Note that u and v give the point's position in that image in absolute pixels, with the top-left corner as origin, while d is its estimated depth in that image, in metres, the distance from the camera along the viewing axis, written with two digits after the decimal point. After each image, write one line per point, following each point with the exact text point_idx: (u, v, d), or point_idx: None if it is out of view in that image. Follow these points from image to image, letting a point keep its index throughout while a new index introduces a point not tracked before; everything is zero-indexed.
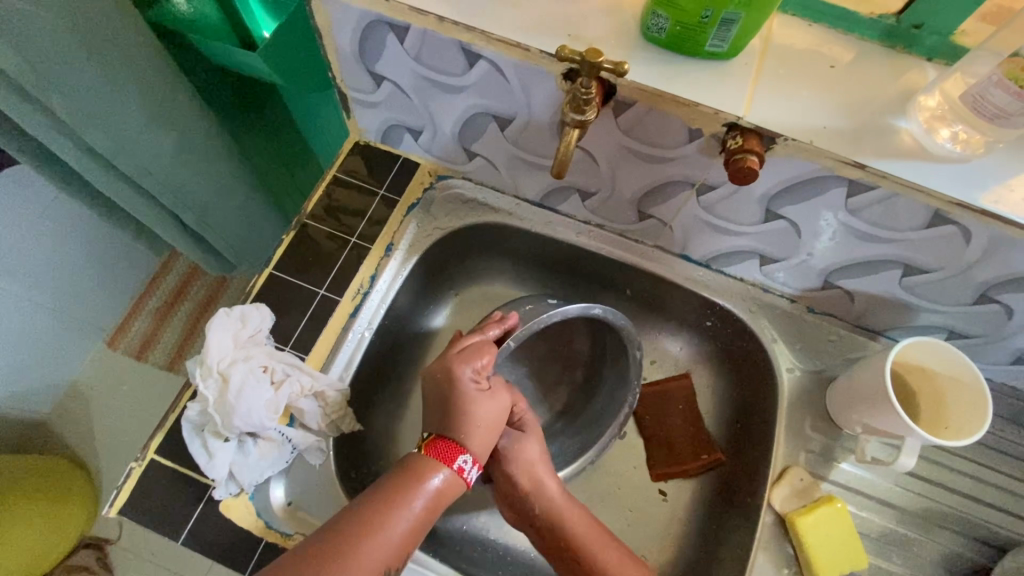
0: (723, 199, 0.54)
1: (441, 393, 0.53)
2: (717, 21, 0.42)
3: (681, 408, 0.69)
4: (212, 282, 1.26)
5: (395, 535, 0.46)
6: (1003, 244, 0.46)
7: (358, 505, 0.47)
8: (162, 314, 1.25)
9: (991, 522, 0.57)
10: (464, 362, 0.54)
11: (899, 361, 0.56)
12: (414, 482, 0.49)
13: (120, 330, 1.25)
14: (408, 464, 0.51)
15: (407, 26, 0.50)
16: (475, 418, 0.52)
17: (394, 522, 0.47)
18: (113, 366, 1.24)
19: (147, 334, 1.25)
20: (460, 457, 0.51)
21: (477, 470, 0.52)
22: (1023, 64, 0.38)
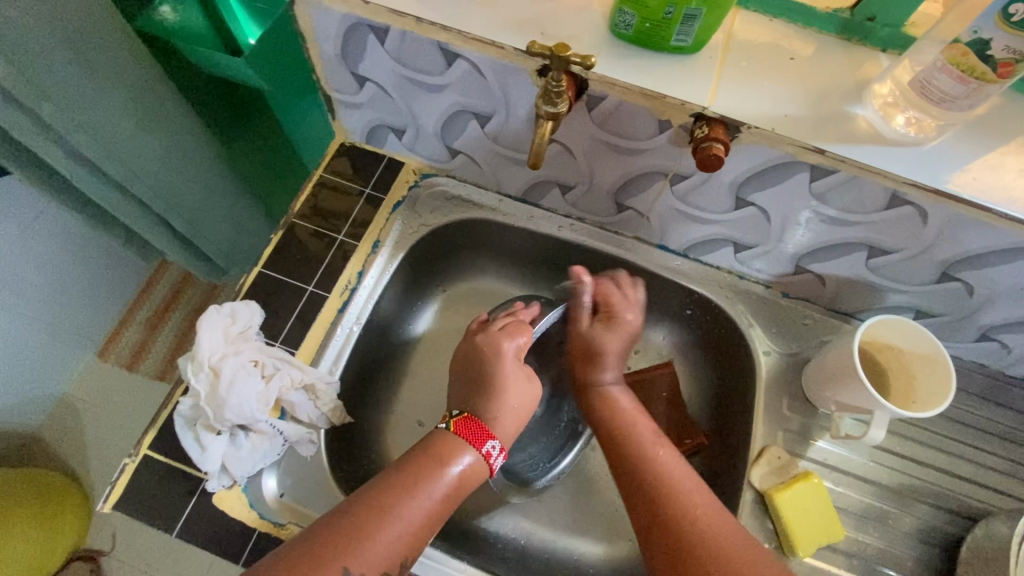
0: (695, 188, 0.57)
1: (484, 366, 0.60)
2: (681, 16, 0.44)
3: (665, 395, 0.70)
4: (203, 290, 1.28)
5: (415, 519, 0.48)
6: (960, 222, 0.48)
7: (382, 487, 0.49)
8: (153, 324, 1.26)
9: (961, 493, 0.60)
10: (507, 338, 0.61)
11: (869, 340, 0.58)
12: (439, 465, 0.51)
13: (111, 341, 1.26)
14: (432, 450, 0.53)
15: (387, 28, 0.52)
16: (504, 405, 0.57)
17: (413, 507, 0.48)
18: (104, 374, 1.25)
19: (139, 343, 1.26)
20: (488, 442, 0.55)
21: (500, 458, 0.55)
22: (963, 50, 0.41)
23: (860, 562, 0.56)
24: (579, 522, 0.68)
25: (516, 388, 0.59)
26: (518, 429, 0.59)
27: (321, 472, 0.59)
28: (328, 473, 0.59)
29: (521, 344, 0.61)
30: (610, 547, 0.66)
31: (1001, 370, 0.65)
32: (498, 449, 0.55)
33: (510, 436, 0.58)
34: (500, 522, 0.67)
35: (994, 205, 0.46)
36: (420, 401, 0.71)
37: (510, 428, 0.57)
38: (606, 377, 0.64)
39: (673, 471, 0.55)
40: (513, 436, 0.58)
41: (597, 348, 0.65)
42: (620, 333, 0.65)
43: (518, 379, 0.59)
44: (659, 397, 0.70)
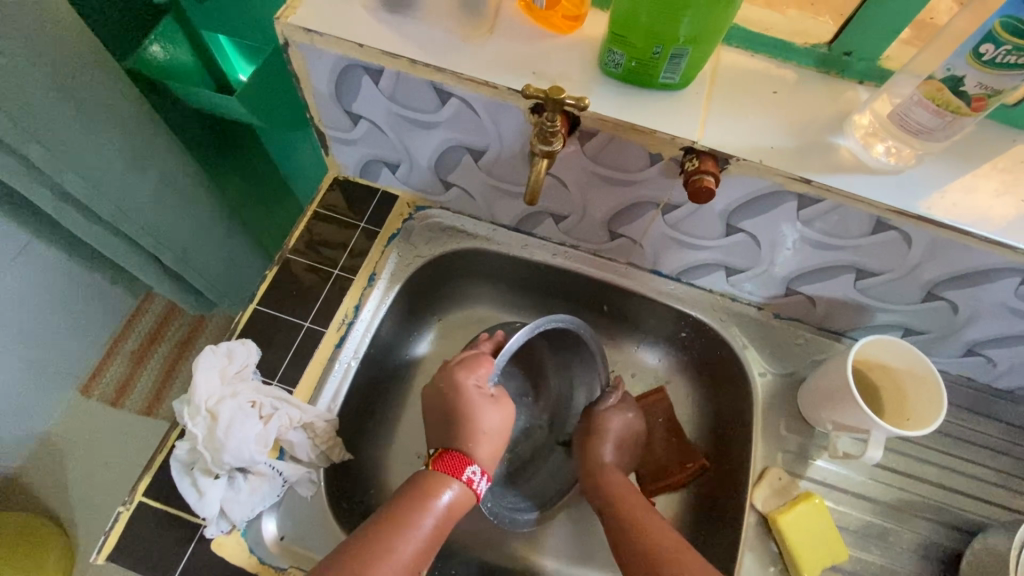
0: (686, 217, 0.58)
1: (445, 401, 0.60)
2: (668, 56, 0.47)
3: (660, 432, 0.71)
4: (189, 322, 1.27)
5: (404, 557, 0.49)
6: (941, 245, 0.50)
7: (371, 529, 0.50)
8: (138, 358, 1.24)
9: (956, 507, 0.61)
10: (467, 371, 0.61)
11: (861, 359, 0.59)
12: (423, 501, 0.52)
13: (93, 376, 1.23)
14: (417, 484, 0.54)
15: (380, 69, 0.53)
16: (479, 430, 0.58)
17: (401, 543, 0.50)
18: (87, 413, 1.22)
19: (123, 379, 1.24)
20: (468, 468, 0.56)
21: (484, 481, 0.57)
22: (938, 87, 0.42)
23: None
24: (583, 551, 0.67)
25: (489, 415, 0.59)
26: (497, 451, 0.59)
27: (321, 512, 0.57)
28: (329, 513, 0.57)
29: (482, 376, 0.61)
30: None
31: (988, 383, 0.66)
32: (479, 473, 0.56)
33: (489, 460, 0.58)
34: (504, 555, 0.66)
35: (972, 228, 0.47)
36: (419, 433, 0.70)
37: (489, 453, 0.58)
38: (604, 456, 0.65)
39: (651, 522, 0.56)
40: (495, 460, 0.59)
41: (602, 427, 0.67)
42: (626, 422, 0.68)
43: (491, 407, 0.60)
44: (654, 436, 0.71)
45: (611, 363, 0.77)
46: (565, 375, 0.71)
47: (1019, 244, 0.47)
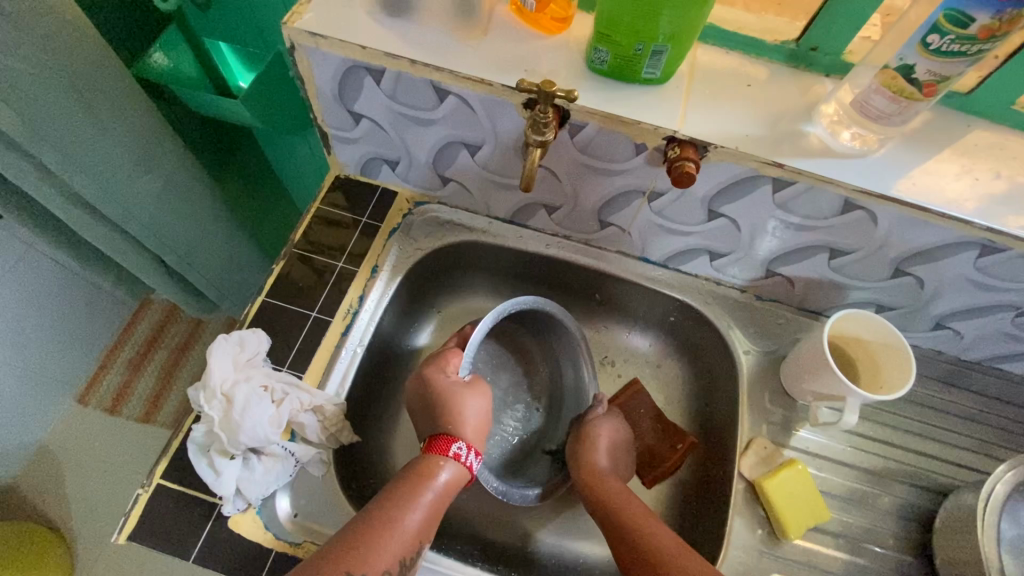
0: (671, 204, 0.62)
1: (420, 394, 0.64)
2: (649, 52, 0.51)
3: (648, 426, 0.73)
4: (185, 327, 1.29)
5: (407, 529, 0.52)
6: (904, 223, 0.54)
7: (377, 505, 0.53)
8: (135, 365, 1.26)
9: (930, 470, 0.65)
10: (434, 367, 0.64)
11: (838, 333, 0.63)
12: (424, 479, 0.56)
13: (90, 385, 1.24)
14: (416, 466, 0.58)
15: (382, 70, 0.56)
16: (462, 414, 0.61)
17: (405, 515, 0.53)
18: (85, 421, 1.23)
19: (120, 387, 1.25)
20: (454, 445, 0.59)
21: (473, 455, 0.60)
22: (892, 75, 0.47)
23: (847, 541, 0.60)
24: (582, 526, 0.70)
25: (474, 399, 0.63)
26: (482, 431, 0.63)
27: (332, 490, 0.59)
28: (339, 491, 0.60)
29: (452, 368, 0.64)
30: None
31: (957, 356, 0.71)
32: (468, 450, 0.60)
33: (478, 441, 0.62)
34: (506, 531, 0.69)
35: (931, 205, 0.52)
36: None
37: (476, 434, 0.62)
38: (599, 461, 0.66)
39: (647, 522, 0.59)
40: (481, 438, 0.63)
41: (592, 436, 0.68)
42: (614, 427, 0.69)
43: (470, 393, 0.63)
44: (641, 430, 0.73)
45: (604, 349, 0.81)
46: (551, 357, 0.76)
47: (973, 219, 0.52)
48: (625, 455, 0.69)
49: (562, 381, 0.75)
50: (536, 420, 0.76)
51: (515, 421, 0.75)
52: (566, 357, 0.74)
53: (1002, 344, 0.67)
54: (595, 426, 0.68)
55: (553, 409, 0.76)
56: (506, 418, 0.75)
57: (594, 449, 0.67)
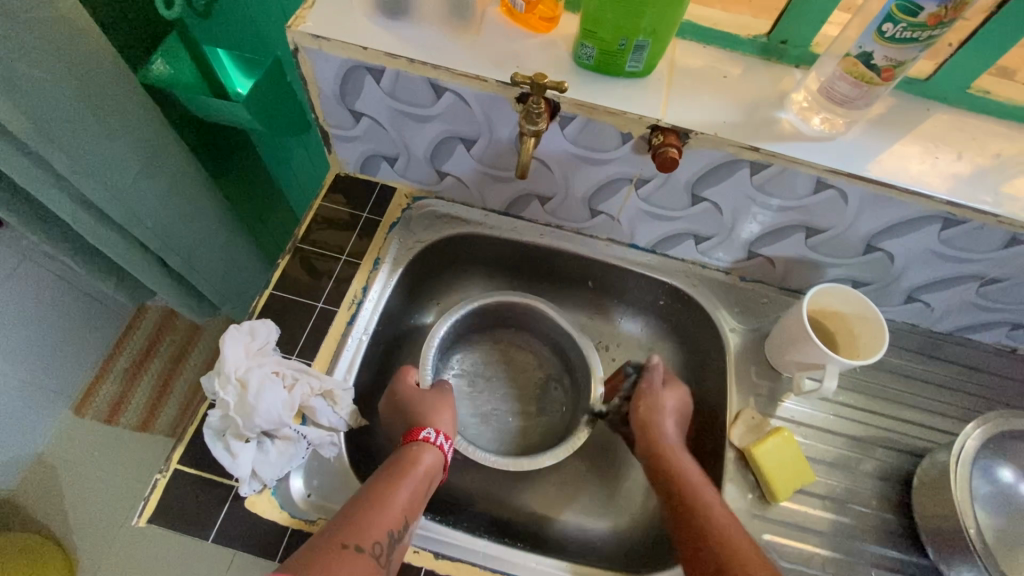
0: (657, 190, 0.66)
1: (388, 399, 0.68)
2: (632, 48, 0.55)
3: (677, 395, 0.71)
4: (180, 337, 1.30)
5: (398, 503, 0.55)
6: (872, 200, 0.58)
7: (367, 486, 0.56)
8: (131, 375, 1.27)
9: (906, 434, 0.69)
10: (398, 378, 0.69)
11: (817, 308, 0.68)
12: (407, 461, 0.60)
13: (87, 396, 1.25)
14: (401, 450, 0.62)
15: (383, 69, 0.60)
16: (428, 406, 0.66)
17: (394, 491, 0.55)
18: (84, 431, 1.24)
19: (117, 397, 1.26)
20: (423, 429, 0.62)
21: (443, 437, 0.63)
22: (853, 62, 0.52)
23: (833, 501, 0.65)
24: (583, 502, 0.73)
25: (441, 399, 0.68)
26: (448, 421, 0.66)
27: (343, 470, 0.63)
28: (350, 471, 0.63)
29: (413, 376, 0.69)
30: (614, 522, 0.72)
31: (929, 328, 0.75)
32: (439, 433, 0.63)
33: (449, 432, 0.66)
34: (511, 509, 0.72)
35: (895, 182, 0.56)
36: None
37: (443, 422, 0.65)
38: (669, 431, 0.68)
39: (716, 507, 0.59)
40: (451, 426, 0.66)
41: (660, 402, 0.70)
42: (680, 396, 0.71)
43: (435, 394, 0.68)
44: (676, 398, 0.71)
45: (599, 334, 0.84)
46: (553, 338, 0.82)
47: (933, 193, 0.56)
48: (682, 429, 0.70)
49: (568, 358, 0.81)
50: (558, 394, 0.81)
51: (533, 400, 0.80)
52: (562, 337, 0.80)
53: (969, 315, 0.71)
54: (666, 395, 0.70)
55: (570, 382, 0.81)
56: (520, 399, 0.80)
57: (664, 417, 0.69)
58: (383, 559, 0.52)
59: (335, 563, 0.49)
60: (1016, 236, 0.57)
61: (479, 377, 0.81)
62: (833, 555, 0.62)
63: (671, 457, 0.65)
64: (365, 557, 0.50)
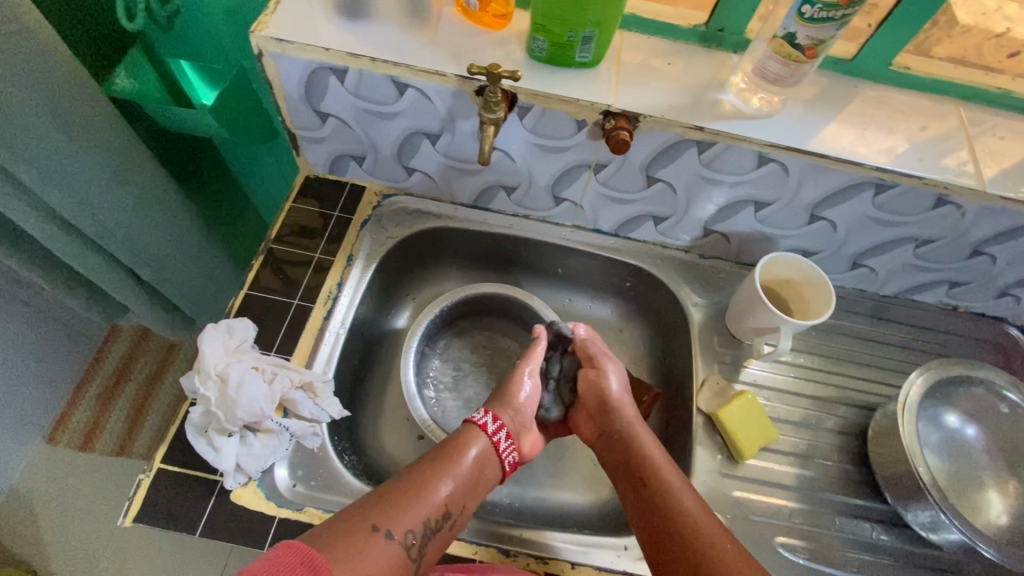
0: (614, 174, 0.70)
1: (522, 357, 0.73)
2: (580, 39, 0.59)
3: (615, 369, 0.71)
4: (155, 359, 1.25)
5: (440, 493, 0.55)
6: (811, 171, 0.63)
7: (414, 471, 0.57)
8: (105, 400, 1.23)
9: (859, 391, 0.74)
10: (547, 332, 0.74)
11: (770, 277, 0.73)
12: (460, 447, 0.60)
13: (59, 424, 1.21)
14: (457, 434, 0.62)
15: (346, 69, 0.62)
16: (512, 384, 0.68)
17: (441, 479, 0.56)
18: (58, 460, 1.20)
19: (92, 422, 1.22)
20: (478, 412, 0.63)
21: (496, 424, 0.63)
22: (781, 43, 0.57)
23: (797, 457, 0.69)
24: (565, 479, 0.75)
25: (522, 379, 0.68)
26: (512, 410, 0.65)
27: (327, 461, 0.64)
28: (334, 460, 0.65)
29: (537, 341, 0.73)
30: (596, 496, 0.74)
31: (877, 292, 0.81)
32: (495, 421, 0.63)
33: (513, 425, 0.65)
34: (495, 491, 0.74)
35: (829, 153, 0.61)
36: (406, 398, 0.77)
37: (500, 404, 0.65)
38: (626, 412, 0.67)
39: (678, 493, 0.58)
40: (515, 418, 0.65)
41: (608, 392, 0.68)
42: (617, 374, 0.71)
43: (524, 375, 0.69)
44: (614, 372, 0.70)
45: (572, 319, 0.87)
46: (528, 322, 0.85)
47: (864, 162, 0.61)
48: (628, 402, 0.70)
49: None
50: None
51: None
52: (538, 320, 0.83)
53: (911, 277, 0.76)
54: (604, 374, 0.70)
55: None
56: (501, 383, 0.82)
57: (613, 400, 0.68)
58: (413, 551, 0.51)
59: (363, 545, 0.48)
60: (942, 197, 0.63)
61: (461, 365, 0.83)
62: (799, 506, 0.66)
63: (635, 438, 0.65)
64: (394, 545, 0.50)
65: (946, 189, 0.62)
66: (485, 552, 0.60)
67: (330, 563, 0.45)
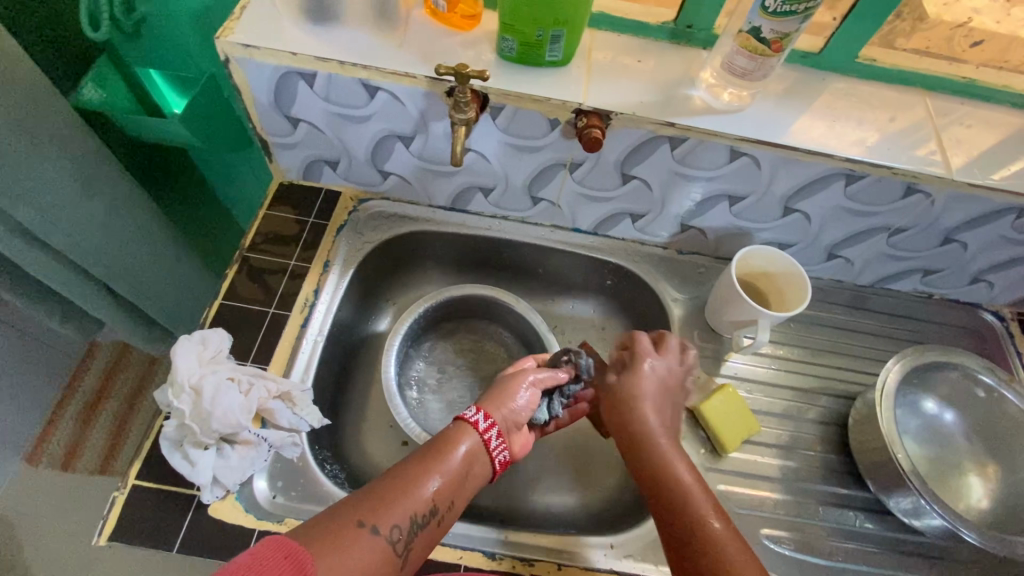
0: (590, 173, 0.70)
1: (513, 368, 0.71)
2: (549, 38, 0.59)
3: (661, 371, 0.66)
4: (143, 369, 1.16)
5: (427, 490, 0.53)
6: (782, 164, 0.64)
7: (401, 466, 0.55)
8: (85, 418, 1.11)
9: (839, 380, 0.75)
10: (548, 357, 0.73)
11: (748, 269, 0.73)
12: (445, 444, 0.57)
13: (37, 444, 1.08)
14: (444, 432, 0.60)
15: (314, 73, 0.61)
16: (505, 386, 0.66)
17: (427, 476, 0.54)
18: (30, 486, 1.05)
19: (71, 443, 1.09)
20: (466, 410, 0.61)
21: (488, 424, 0.60)
22: (746, 38, 0.57)
23: (780, 449, 0.70)
24: (551, 480, 0.75)
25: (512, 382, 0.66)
26: (502, 408, 0.63)
27: (308, 470, 0.63)
28: (316, 470, 0.64)
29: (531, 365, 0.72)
30: (583, 495, 0.74)
31: (854, 282, 0.82)
32: (486, 419, 0.61)
33: (503, 424, 0.63)
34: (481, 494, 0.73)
35: (799, 145, 0.61)
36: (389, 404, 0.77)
37: (493, 403, 0.63)
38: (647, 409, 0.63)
39: (692, 487, 0.55)
40: (504, 418, 0.63)
41: (636, 390, 0.64)
42: (655, 373, 0.66)
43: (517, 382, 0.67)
44: (657, 377, 0.66)
45: (554, 318, 0.87)
46: (510, 322, 0.85)
47: (834, 153, 0.62)
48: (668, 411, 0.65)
49: (529, 340, 0.84)
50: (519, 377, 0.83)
51: None
52: (518, 317, 0.83)
53: (885, 266, 0.77)
54: (641, 376, 0.65)
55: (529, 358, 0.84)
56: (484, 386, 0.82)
57: (642, 402, 0.63)
58: (399, 547, 0.49)
59: (350, 540, 0.46)
60: (911, 185, 0.63)
61: (444, 369, 0.83)
62: (784, 497, 0.67)
63: (653, 436, 0.60)
64: (381, 540, 0.48)
65: (915, 178, 0.63)
66: (470, 556, 0.60)
67: (314, 559, 0.44)
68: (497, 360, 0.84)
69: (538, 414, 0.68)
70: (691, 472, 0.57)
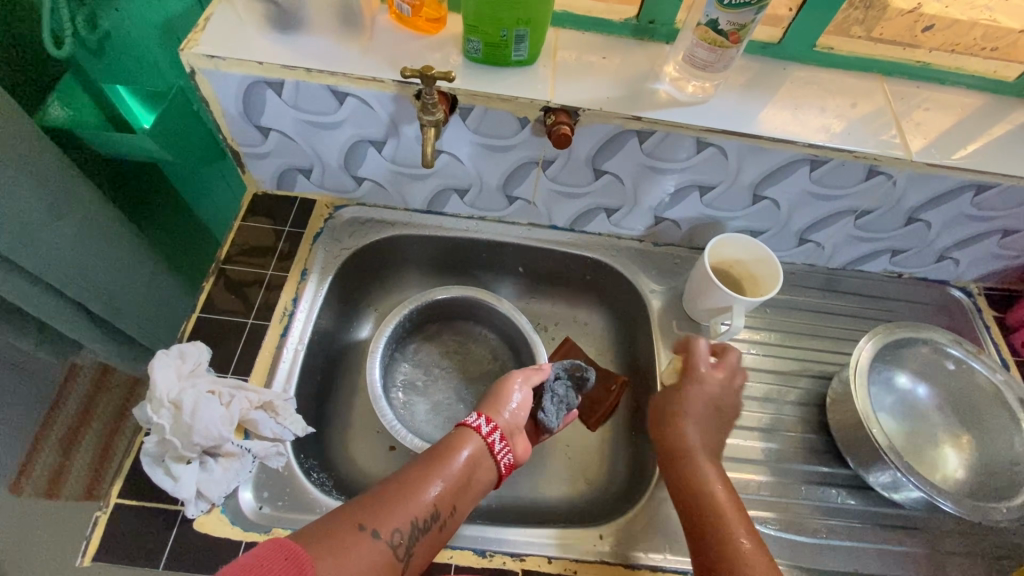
0: (563, 169, 0.70)
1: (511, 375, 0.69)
2: (514, 37, 0.59)
3: (716, 384, 0.66)
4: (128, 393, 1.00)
5: (427, 495, 0.53)
6: (748, 151, 0.65)
7: (404, 471, 0.55)
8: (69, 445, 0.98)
9: (816, 362, 0.77)
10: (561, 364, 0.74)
11: (722, 258, 0.75)
12: (444, 449, 0.58)
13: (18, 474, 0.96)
14: (445, 437, 0.60)
15: (282, 82, 0.62)
16: (502, 391, 0.66)
17: (428, 481, 0.54)
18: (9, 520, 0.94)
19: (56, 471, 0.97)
20: (470, 415, 0.62)
21: (491, 429, 0.61)
22: (705, 30, 0.59)
23: (762, 431, 0.71)
24: (541, 475, 0.75)
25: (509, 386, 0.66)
26: (505, 414, 0.64)
27: (293, 479, 0.63)
28: (302, 477, 0.63)
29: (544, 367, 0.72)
30: (572, 489, 0.75)
31: (826, 266, 0.84)
32: (488, 423, 0.61)
33: (506, 426, 0.63)
34: None
35: (763, 133, 0.63)
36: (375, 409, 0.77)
37: (493, 407, 0.64)
38: (689, 424, 0.64)
39: (722, 502, 0.57)
40: (508, 423, 0.63)
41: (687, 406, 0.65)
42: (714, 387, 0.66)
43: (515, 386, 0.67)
44: (706, 394, 0.65)
45: (535, 316, 0.88)
46: (492, 322, 0.85)
47: (798, 139, 0.63)
48: (717, 428, 0.65)
49: (512, 338, 0.84)
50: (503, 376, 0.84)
51: (483, 385, 0.83)
52: (500, 316, 0.83)
53: (855, 248, 0.79)
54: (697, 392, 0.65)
55: (513, 357, 0.85)
56: (470, 386, 0.82)
57: (688, 421, 0.64)
58: (400, 551, 0.50)
59: (349, 543, 0.47)
60: (873, 167, 0.65)
61: (429, 370, 0.83)
62: (767, 479, 0.68)
63: (690, 450, 0.62)
64: (379, 544, 0.49)
65: (876, 160, 0.64)
66: (461, 556, 0.60)
67: (315, 560, 0.45)
68: (480, 360, 0.85)
69: (547, 417, 0.68)
70: (722, 488, 0.59)
